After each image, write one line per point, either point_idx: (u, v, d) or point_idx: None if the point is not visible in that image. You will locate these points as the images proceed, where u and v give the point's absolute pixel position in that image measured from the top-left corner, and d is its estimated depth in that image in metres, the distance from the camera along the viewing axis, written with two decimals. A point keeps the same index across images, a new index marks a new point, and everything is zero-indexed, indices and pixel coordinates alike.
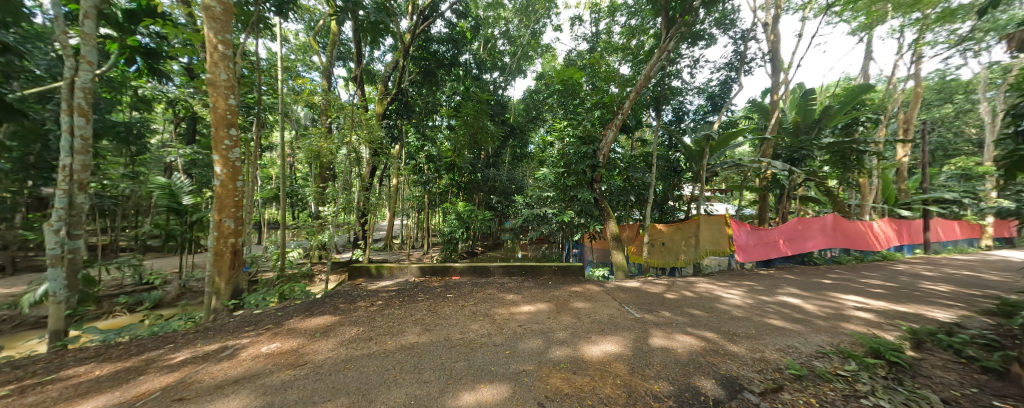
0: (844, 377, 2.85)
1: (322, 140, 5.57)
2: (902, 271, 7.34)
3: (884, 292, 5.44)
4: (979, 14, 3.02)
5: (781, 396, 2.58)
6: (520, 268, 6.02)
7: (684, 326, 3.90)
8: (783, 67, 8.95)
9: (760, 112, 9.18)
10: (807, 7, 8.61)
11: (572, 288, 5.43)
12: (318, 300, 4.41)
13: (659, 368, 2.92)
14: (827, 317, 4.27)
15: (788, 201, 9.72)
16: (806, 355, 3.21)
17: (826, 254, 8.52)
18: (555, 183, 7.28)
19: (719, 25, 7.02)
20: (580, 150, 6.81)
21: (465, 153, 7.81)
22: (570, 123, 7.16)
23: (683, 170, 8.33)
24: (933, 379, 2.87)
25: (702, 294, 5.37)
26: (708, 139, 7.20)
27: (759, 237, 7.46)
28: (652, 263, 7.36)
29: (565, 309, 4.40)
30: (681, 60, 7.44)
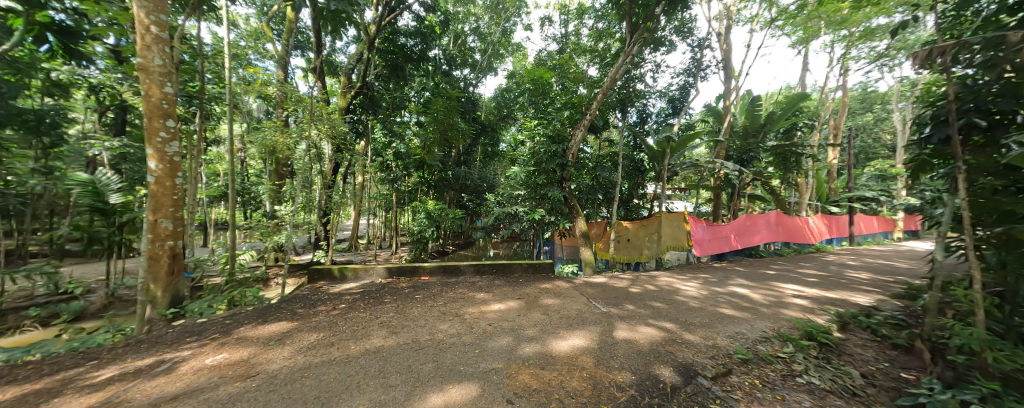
0: (783, 359, 3.15)
1: (277, 134, 5.21)
2: (832, 261, 8.25)
3: (818, 281, 6.09)
4: (891, 35, 3.44)
5: (729, 379, 2.80)
6: (491, 266, 6.01)
7: (646, 318, 4.10)
8: (734, 74, 9.67)
9: (715, 116, 9.85)
10: (755, 20, 9.35)
11: (542, 284, 5.52)
12: (273, 306, 4.12)
13: (623, 359, 3.05)
14: (770, 305, 4.69)
15: (739, 199, 10.54)
16: (751, 340, 3.51)
17: (771, 247, 9.34)
18: (525, 182, 7.31)
19: (678, 33, 7.44)
20: (549, 149, 6.92)
21: (435, 151, 7.83)
22: (540, 123, 7.24)
23: (647, 169, 8.74)
24: (854, 356, 3.26)
25: (664, 287, 5.68)
26: (669, 140, 7.67)
27: (714, 232, 8.02)
28: (618, 259, 7.66)
29: (535, 306, 4.47)
30: (645, 65, 7.79)
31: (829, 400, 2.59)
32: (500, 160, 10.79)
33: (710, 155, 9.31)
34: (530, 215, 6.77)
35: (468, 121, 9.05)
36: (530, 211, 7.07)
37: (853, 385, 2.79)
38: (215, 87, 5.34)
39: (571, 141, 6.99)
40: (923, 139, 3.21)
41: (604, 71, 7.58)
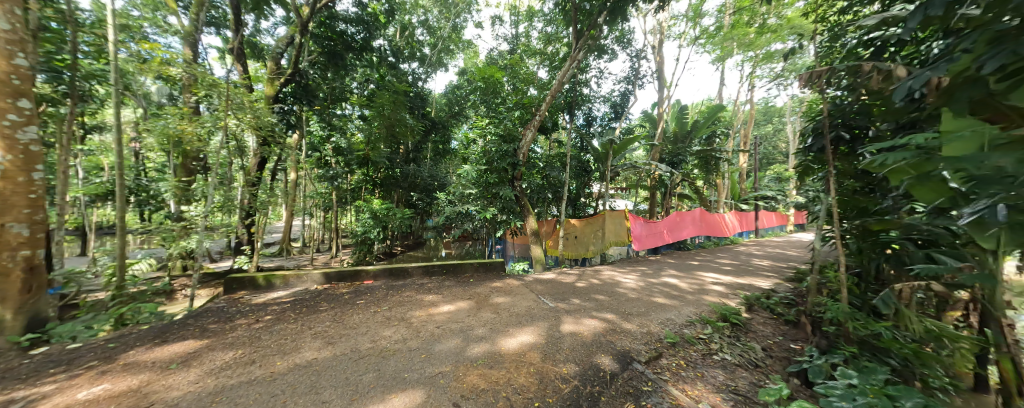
0: (704, 340, 3.55)
1: (184, 122, 4.47)
2: (743, 251, 9.57)
3: (732, 269, 7.01)
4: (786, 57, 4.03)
5: (660, 362, 3.08)
6: (441, 267, 5.85)
7: (590, 311, 4.33)
8: (666, 84, 10.67)
9: (651, 122, 10.77)
10: (683, 37, 10.39)
11: (492, 283, 5.53)
12: (178, 323, 3.54)
13: (568, 351, 3.18)
14: (695, 292, 5.27)
15: (671, 198, 11.68)
16: (679, 325, 3.89)
17: (696, 241, 10.51)
18: (477, 181, 7.24)
19: (619, 43, 7.98)
20: (501, 148, 6.95)
21: (381, 147, 7.37)
22: (491, 122, 7.23)
23: (593, 170, 9.23)
24: (758, 333, 3.81)
25: (606, 280, 6.06)
26: (612, 143, 8.22)
27: (650, 228, 8.76)
28: (566, 256, 7.99)
29: (485, 305, 4.46)
30: (590, 71, 8.21)
31: (738, 373, 2.98)
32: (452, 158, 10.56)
33: (647, 157, 10.16)
34: (481, 214, 6.75)
35: (418, 118, 8.68)
36: (481, 209, 7.02)
37: (757, 358, 3.25)
38: (95, 62, 4.40)
39: (523, 141, 7.16)
40: (807, 147, 3.87)
41: (553, 74, 7.85)
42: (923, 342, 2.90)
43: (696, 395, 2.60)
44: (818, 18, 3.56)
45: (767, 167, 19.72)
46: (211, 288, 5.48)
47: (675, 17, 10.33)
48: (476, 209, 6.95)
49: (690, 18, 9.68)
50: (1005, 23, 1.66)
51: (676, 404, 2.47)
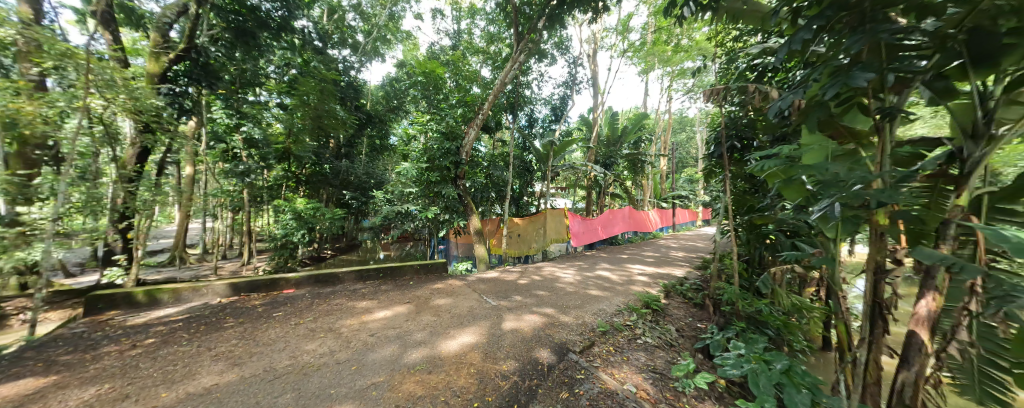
0: (631, 326, 3.90)
1: (22, 98, 3.46)
2: (663, 244, 10.82)
3: (654, 260, 7.87)
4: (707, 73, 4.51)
5: (592, 350, 3.31)
6: (377, 270, 5.48)
7: (531, 307, 4.46)
8: (600, 91, 11.49)
9: (586, 126, 11.51)
10: (614, 49, 11.29)
11: (433, 285, 5.36)
12: (7, 359, 2.72)
13: (508, 348, 3.22)
14: (623, 283, 5.78)
15: (605, 197, 12.63)
16: (610, 314, 4.22)
17: (625, 236, 11.55)
18: (418, 179, 6.92)
19: (558, 49, 8.36)
20: (443, 146, 6.73)
21: (306, 140, 6.63)
22: (433, 118, 6.97)
23: (535, 170, 9.52)
24: (673, 316, 4.34)
25: (547, 276, 6.31)
26: (552, 144, 8.58)
27: (586, 226, 9.35)
28: (510, 254, 8.11)
29: (425, 307, 4.30)
30: (531, 73, 8.41)
31: (657, 353, 3.34)
32: (389, 155, 9.93)
33: (584, 159, 10.82)
34: (423, 213, 6.47)
35: (351, 110, 7.91)
36: (425, 208, 6.83)
37: (673, 339, 3.68)
38: None
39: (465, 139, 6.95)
40: (711, 154, 4.49)
41: (495, 74, 7.90)
42: (791, 314, 3.59)
43: (622, 377, 2.84)
44: (719, 43, 4.13)
45: (683, 170, 22.53)
46: (67, 309, 4.36)
47: (607, 30, 11.16)
48: (417, 208, 6.67)
49: (619, 32, 10.56)
50: (839, 61, 2.11)
51: (605, 388, 2.67)
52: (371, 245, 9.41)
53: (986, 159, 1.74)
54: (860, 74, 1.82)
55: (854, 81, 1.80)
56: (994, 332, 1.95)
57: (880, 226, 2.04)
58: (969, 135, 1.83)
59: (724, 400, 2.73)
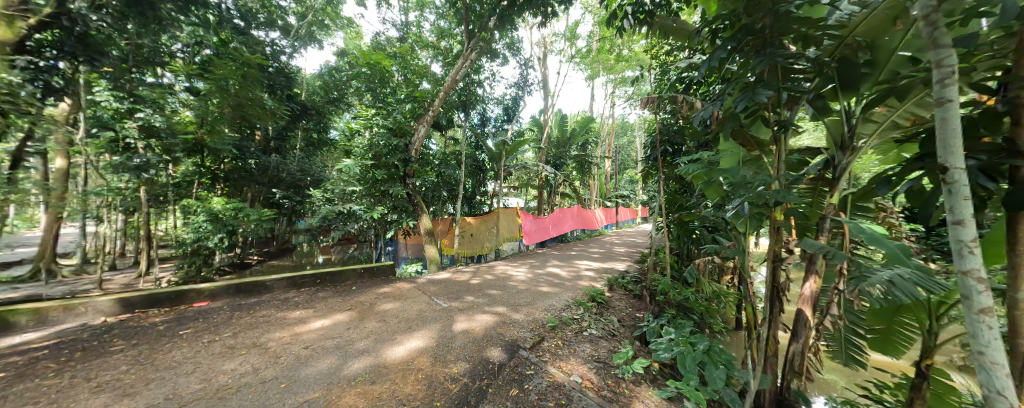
0: (578, 319, 4.08)
1: None
2: (608, 241, 11.55)
3: (599, 256, 8.36)
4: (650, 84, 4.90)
5: (542, 345, 3.39)
6: (314, 276, 5.02)
7: (483, 306, 4.44)
8: (550, 94, 11.85)
9: (538, 127, 11.80)
10: (562, 53, 11.72)
11: (379, 289, 5.06)
12: None
13: (458, 350, 3.17)
14: (572, 278, 6.05)
15: (556, 197, 13.10)
16: (559, 309, 4.38)
17: (574, 234, 12.08)
18: (363, 176, 6.37)
19: (510, 49, 8.43)
20: (391, 143, 6.34)
21: (225, 131, 5.80)
22: (379, 113, 6.55)
23: (488, 169, 9.51)
24: (616, 307, 4.65)
25: (499, 275, 6.34)
26: (504, 144, 8.63)
27: (538, 224, 9.58)
28: (462, 254, 7.99)
29: (369, 313, 4.03)
30: (483, 72, 8.36)
31: (601, 343, 3.54)
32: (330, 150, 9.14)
33: (535, 159, 11.08)
34: (368, 212, 5.96)
35: (283, 100, 7.12)
36: (371, 208, 6.29)
37: (615, 329, 3.94)
38: None
39: (415, 135, 6.78)
40: (648, 157, 4.98)
41: (446, 70, 7.73)
42: (713, 300, 4.06)
43: (569, 369, 2.96)
44: (654, 55, 4.53)
45: (625, 171, 24.27)
46: None
47: (556, 35, 11.55)
48: (362, 207, 6.20)
49: (568, 38, 11.00)
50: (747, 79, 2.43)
51: (553, 381, 2.75)
52: (308, 249, 8.59)
53: (849, 166, 2.13)
54: (762, 91, 2.11)
55: (758, 96, 2.08)
56: (854, 306, 2.42)
57: (776, 221, 2.40)
58: (838, 146, 2.23)
59: (657, 381, 2.99)
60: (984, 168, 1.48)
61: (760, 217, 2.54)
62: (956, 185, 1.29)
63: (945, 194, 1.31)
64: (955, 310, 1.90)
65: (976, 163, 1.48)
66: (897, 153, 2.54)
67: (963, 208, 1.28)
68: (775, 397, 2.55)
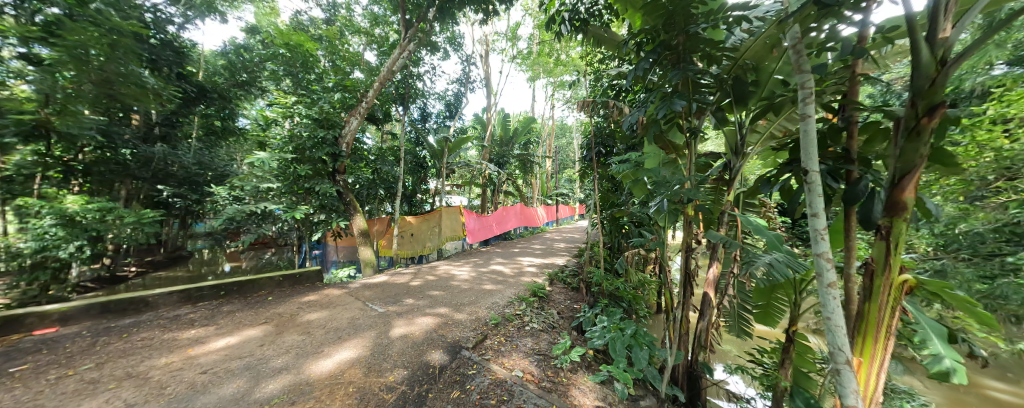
0: (520, 315, 4.17)
1: None
2: (549, 237, 12.05)
3: (541, 252, 8.68)
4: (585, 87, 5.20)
5: (485, 343, 3.38)
6: (217, 287, 4.29)
7: (423, 309, 4.26)
8: (493, 92, 11.89)
9: (481, 125, 11.77)
10: (504, 53, 11.82)
11: (303, 298, 4.53)
12: None
13: (395, 357, 2.99)
14: (515, 275, 6.17)
15: (499, 195, 13.21)
16: (502, 306, 4.41)
17: (517, 231, 12.33)
18: (283, 171, 5.60)
19: (451, 44, 8.20)
20: (316, 135, 5.66)
21: (86, 113, 4.60)
22: (301, 101, 5.82)
23: (429, 166, 9.16)
24: (555, 300, 4.87)
25: (441, 275, 6.15)
26: (446, 140, 8.39)
27: (481, 222, 9.55)
28: (402, 255, 7.60)
29: (290, 326, 3.58)
30: (422, 65, 8.00)
31: (542, 336, 3.66)
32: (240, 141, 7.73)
33: (478, 157, 11.02)
34: (290, 212, 5.19)
35: (171, 80, 5.88)
36: (293, 207, 5.46)
37: (554, 321, 4.11)
38: None
39: (345, 127, 6.25)
40: (584, 158, 5.28)
41: (382, 61, 7.26)
42: (639, 287, 4.50)
43: (511, 365, 2.99)
44: (589, 62, 4.80)
45: (564, 170, 25.57)
46: None
47: (498, 34, 11.64)
48: (282, 207, 5.31)
49: (509, 38, 11.14)
50: (666, 89, 2.72)
51: (495, 378, 2.75)
52: (210, 256, 7.30)
53: (741, 168, 2.52)
54: (677, 100, 2.39)
55: (674, 105, 2.35)
56: (745, 287, 2.87)
57: (688, 216, 2.73)
58: (733, 151, 2.63)
59: (591, 367, 3.20)
60: (829, 171, 1.87)
61: (675, 212, 2.87)
62: (812, 183, 1.61)
63: (805, 191, 1.63)
64: (811, 286, 2.37)
65: (825, 168, 1.86)
66: (774, 159, 3.08)
67: (817, 202, 1.60)
68: (686, 370, 2.93)
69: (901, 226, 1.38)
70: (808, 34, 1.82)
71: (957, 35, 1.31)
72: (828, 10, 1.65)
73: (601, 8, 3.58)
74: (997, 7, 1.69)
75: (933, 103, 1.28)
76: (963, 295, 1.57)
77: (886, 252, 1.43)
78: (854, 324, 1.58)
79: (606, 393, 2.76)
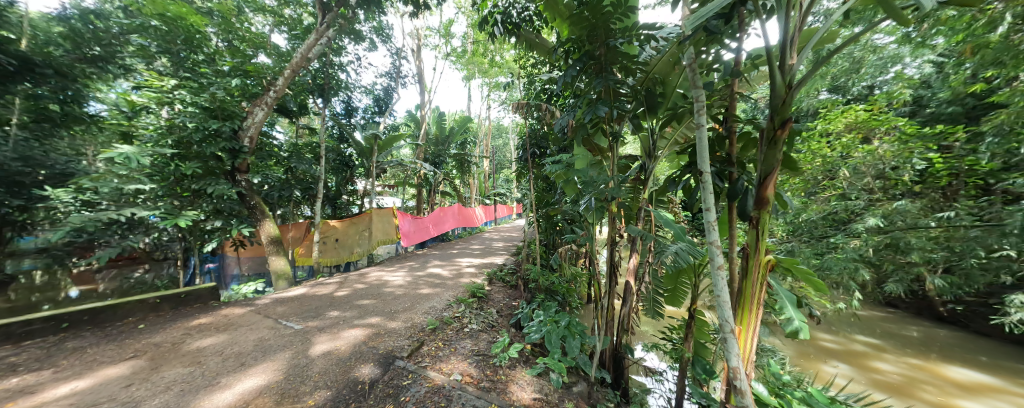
0: (459, 317, 4.08)
1: None
2: (487, 237, 12.06)
3: (480, 252, 8.65)
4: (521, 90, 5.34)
5: (421, 351, 3.22)
6: (58, 319, 3.30)
7: (350, 321, 3.89)
8: (426, 89, 11.45)
9: (414, 122, 11.24)
10: (437, 50, 11.49)
11: (191, 322, 3.76)
12: None
13: (317, 377, 2.67)
14: (453, 277, 6.04)
15: (436, 195, 12.82)
16: (440, 310, 4.27)
17: (454, 232, 12.06)
18: (159, 169, 4.56)
19: (378, 34, 7.64)
20: (207, 126, 4.74)
21: None
22: (186, 85, 4.82)
23: (356, 165, 8.44)
24: (494, 299, 4.90)
25: (373, 283, 5.71)
26: (375, 138, 7.81)
27: (417, 224, 9.11)
28: (324, 263, 6.87)
29: (172, 357, 2.93)
30: (345, 54, 7.29)
31: (480, 337, 3.64)
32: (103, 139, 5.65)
33: (412, 156, 10.51)
34: (172, 219, 4.24)
35: None
36: (176, 212, 4.44)
37: (493, 320, 4.13)
38: None
39: (247, 119, 5.41)
40: (521, 158, 5.43)
41: (295, 46, 6.45)
42: (572, 281, 4.81)
43: (449, 369, 2.91)
44: (522, 66, 4.94)
45: (501, 170, 25.88)
46: None
47: (430, 29, 11.26)
48: (160, 213, 4.30)
49: (442, 35, 10.87)
50: (591, 96, 2.94)
51: (432, 385, 2.65)
52: (47, 280, 5.24)
53: (653, 170, 2.86)
54: (601, 107, 2.62)
55: (598, 111, 2.59)
56: (657, 274, 3.26)
57: (611, 212, 3.00)
58: (647, 154, 2.96)
59: (529, 361, 3.29)
60: (717, 172, 2.22)
61: (601, 209, 3.12)
62: (705, 182, 1.90)
63: (701, 189, 1.91)
64: (707, 270, 2.79)
65: (715, 169, 2.20)
66: (678, 162, 3.56)
67: (709, 198, 1.89)
68: (613, 353, 3.21)
69: (766, 217, 1.70)
70: (700, 55, 2.15)
71: (798, 66, 1.67)
72: (714, 37, 1.97)
73: (532, 14, 3.71)
74: (820, 47, 2.21)
75: (784, 118, 1.61)
76: (805, 268, 2.00)
77: (756, 238, 1.75)
78: (736, 299, 1.90)
79: (542, 384, 2.87)
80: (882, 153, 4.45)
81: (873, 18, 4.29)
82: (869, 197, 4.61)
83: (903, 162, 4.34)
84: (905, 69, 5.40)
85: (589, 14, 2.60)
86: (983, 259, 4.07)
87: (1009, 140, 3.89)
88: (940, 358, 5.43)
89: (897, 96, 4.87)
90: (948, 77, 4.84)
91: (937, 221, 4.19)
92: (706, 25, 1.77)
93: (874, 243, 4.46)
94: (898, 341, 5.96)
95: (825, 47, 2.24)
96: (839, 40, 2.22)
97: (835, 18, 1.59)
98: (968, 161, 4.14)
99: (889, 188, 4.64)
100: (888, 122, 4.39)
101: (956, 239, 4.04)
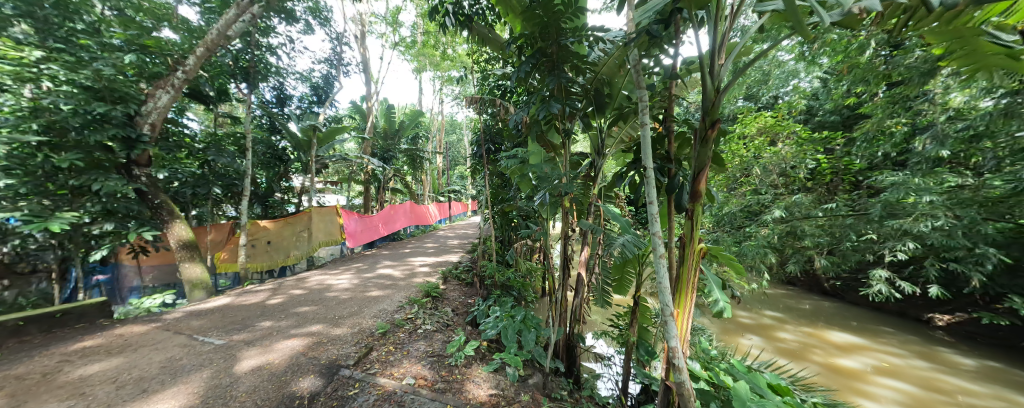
0: (411, 318, 3.90)
1: None
2: (441, 235, 11.74)
3: (433, 250, 8.39)
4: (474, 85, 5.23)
5: (369, 357, 3.01)
6: None
7: (286, 330, 3.51)
8: (371, 78, 10.72)
9: (360, 114, 10.52)
10: (384, 38, 10.84)
11: (71, 346, 3.08)
12: None
13: (244, 397, 2.36)
14: (405, 277, 5.77)
15: (385, 192, 12.12)
16: (390, 313, 4.04)
17: (405, 231, 11.49)
18: (20, 161, 3.62)
19: (315, 16, 6.95)
20: (91, 110, 3.90)
21: None
22: (64, 57, 3.93)
23: (291, 160, 7.66)
24: (450, 298, 4.78)
25: (312, 288, 5.20)
26: (315, 130, 7.17)
27: (364, 223, 8.51)
28: (252, 269, 6.17)
29: (42, 391, 2.37)
30: (276, 36, 6.52)
31: (435, 337, 3.52)
32: None
33: (358, 150, 9.81)
34: (41, 223, 3.40)
35: None
36: (47, 215, 3.60)
37: (449, 319, 4.03)
38: None
39: (147, 102, 4.67)
40: (474, 154, 5.38)
41: (209, 22, 5.58)
42: (526, 276, 4.92)
43: (401, 373, 2.77)
44: (476, 60, 4.86)
45: (454, 167, 25.47)
46: None
47: (375, 16, 10.60)
48: (22, 215, 3.42)
49: (388, 23, 10.24)
50: (545, 93, 2.96)
51: (382, 392, 2.49)
52: None
53: (603, 166, 2.99)
54: (554, 104, 2.68)
55: (551, 108, 2.66)
56: (606, 265, 3.44)
57: (565, 207, 3.06)
58: (596, 151, 3.07)
59: (486, 358, 3.26)
60: (659, 169, 2.37)
61: (556, 204, 3.18)
62: (648, 177, 2.04)
63: (644, 184, 2.04)
64: (649, 259, 3.00)
65: (656, 166, 2.34)
66: (624, 160, 3.77)
67: (652, 192, 2.02)
68: (566, 343, 3.34)
69: (699, 208, 1.86)
70: (643, 59, 2.28)
71: (722, 72, 1.84)
72: (655, 41, 2.11)
73: (484, 8, 3.64)
74: (739, 59, 2.48)
75: (713, 119, 1.77)
76: (729, 255, 2.25)
77: (691, 229, 1.90)
78: (675, 285, 2.05)
79: (499, 380, 2.87)
80: (785, 154, 5.18)
81: (778, 37, 5.00)
82: (775, 192, 5.38)
83: (800, 162, 5.11)
84: (800, 83, 6.40)
85: (541, 11, 2.63)
86: (855, 241, 4.97)
87: (872, 145, 4.81)
88: (826, 326, 6.54)
89: (796, 106, 5.71)
90: (831, 91, 5.83)
91: (824, 211, 5.02)
92: (649, 29, 1.88)
93: (779, 231, 5.22)
94: (797, 314, 7.08)
95: (743, 59, 2.53)
96: (752, 54, 2.52)
97: (751, 34, 1.78)
98: (845, 161, 5.05)
99: (789, 184, 5.45)
100: (789, 127, 5.18)
101: (837, 226, 4.88)
